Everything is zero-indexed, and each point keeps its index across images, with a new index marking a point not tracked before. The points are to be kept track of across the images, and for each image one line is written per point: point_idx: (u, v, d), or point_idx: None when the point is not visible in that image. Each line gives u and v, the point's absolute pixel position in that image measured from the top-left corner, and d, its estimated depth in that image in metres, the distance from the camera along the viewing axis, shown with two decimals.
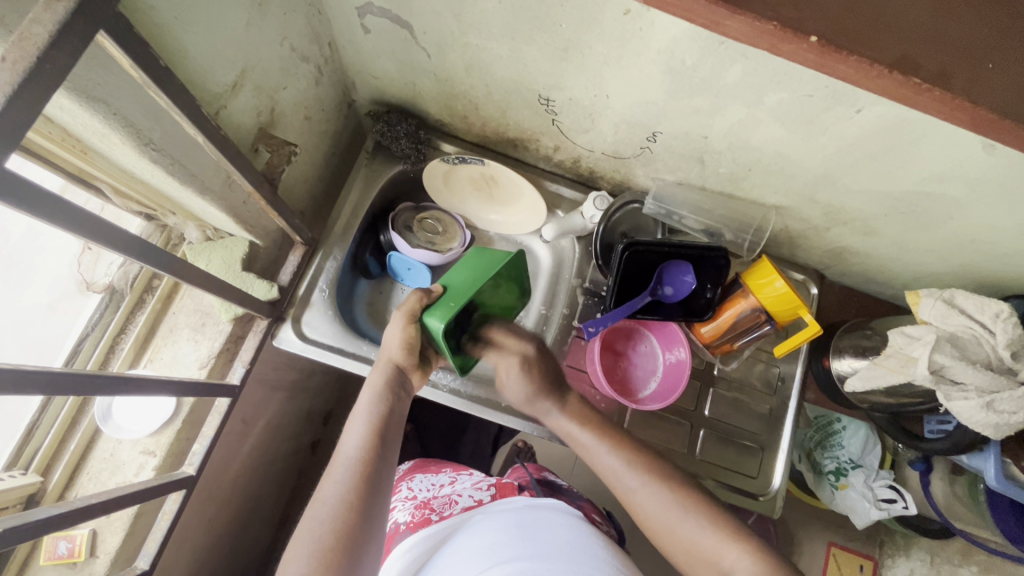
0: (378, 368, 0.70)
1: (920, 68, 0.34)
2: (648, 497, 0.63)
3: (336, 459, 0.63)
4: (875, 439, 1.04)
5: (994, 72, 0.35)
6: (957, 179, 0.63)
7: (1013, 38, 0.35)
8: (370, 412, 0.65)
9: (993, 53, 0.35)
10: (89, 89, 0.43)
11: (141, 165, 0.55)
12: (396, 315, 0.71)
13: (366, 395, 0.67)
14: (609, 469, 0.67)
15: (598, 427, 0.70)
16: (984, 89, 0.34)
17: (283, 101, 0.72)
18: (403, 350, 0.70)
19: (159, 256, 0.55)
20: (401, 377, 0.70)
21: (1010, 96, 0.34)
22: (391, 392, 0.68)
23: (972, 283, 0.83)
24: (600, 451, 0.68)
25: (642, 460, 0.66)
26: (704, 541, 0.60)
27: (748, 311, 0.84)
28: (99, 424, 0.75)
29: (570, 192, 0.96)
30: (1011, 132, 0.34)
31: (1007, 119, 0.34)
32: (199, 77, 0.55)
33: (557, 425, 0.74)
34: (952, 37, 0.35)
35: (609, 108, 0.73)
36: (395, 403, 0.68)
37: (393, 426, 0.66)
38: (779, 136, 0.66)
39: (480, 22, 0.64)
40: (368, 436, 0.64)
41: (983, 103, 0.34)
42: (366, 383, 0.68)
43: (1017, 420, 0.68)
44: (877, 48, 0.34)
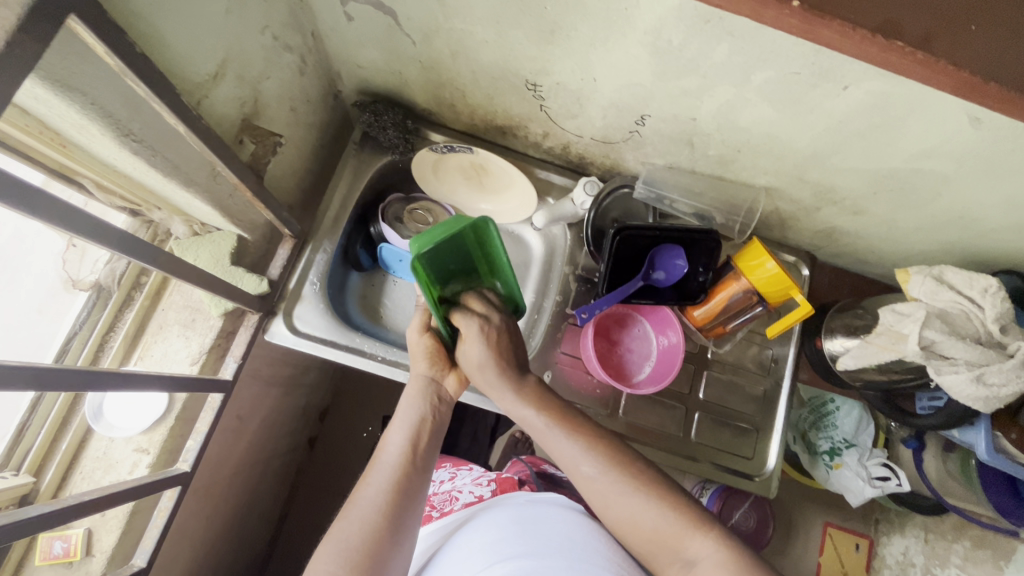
0: (417, 376, 0.73)
1: (903, 31, 0.34)
2: (607, 486, 0.63)
3: (375, 464, 0.65)
4: (868, 418, 1.05)
5: (977, 33, 0.34)
6: (944, 154, 0.63)
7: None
8: (410, 420, 0.68)
9: (976, 15, 0.34)
10: (63, 76, 0.42)
11: (123, 158, 0.54)
12: (412, 330, 0.75)
13: (403, 405, 0.70)
14: (567, 457, 0.65)
15: (555, 413, 0.68)
16: (965, 53, 0.34)
17: (266, 91, 0.71)
18: (429, 360, 0.73)
19: (146, 250, 0.54)
20: (433, 385, 0.73)
21: (993, 58, 0.34)
22: (428, 401, 0.71)
23: (961, 260, 0.83)
24: (555, 436, 0.67)
25: (599, 447, 0.65)
26: (664, 529, 0.60)
27: (740, 293, 0.84)
28: (91, 423, 0.75)
29: (560, 179, 0.95)
30: (996, 96, 0.34)
31: (989, 82, 0.34)
32: (179, 66, 0.54)
33: (512, 408, 0.70)
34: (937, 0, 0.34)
35: (597, 92, 0.72)
36: (431, 411, 0.70)
37: (428, 434, 0.69)
38: (767, 115, 0.66)
39: (464, 6, 0.63)
40: (408, 443, 0.66)
41: (965, 66, 0.34)
42: (404, 394, 0.71)
43: (1007, 392, 0.69)
44: (859, 12, 0.34)
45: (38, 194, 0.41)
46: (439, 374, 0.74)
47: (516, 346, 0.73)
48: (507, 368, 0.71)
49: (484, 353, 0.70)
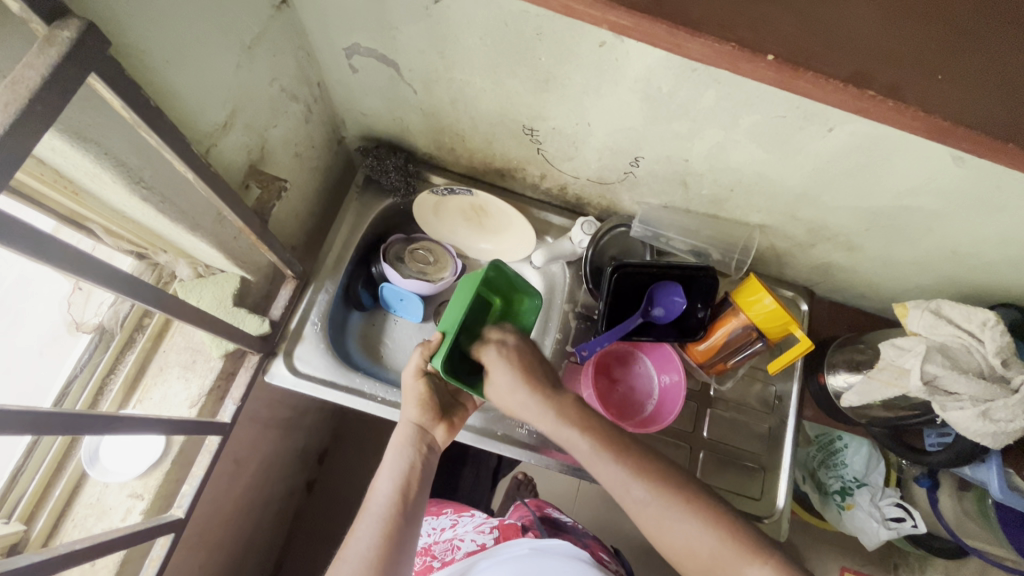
0: (405, 425, 0.73)
1: (877, 82, 0.32)
2: (659, 510, 0.61)
3: (363, 514, 0.65)
4: (878, 456, 1.01)
5: (949, 83, 0.32)
6: (931, 192, 0.65)
7: (967, 51, 0.33)
8: (398, 468, 0.68)
9: (948, 65, 0.32)
10: (79, 128, 0.44)
11: (132, 204, 0.56)
12: (407, 374, 0.74)
13: (390, 453, 0.70)
14: (615, 481, 0.64)
15: (598, 435, 0.67)
16: (944, 100, 0.32)
17: (273, 138, 0.74)
18: (419, 407, 0.73)
19: (150, 292, 0.55)
20: (423, 434, 0.72)
21: (974, 105, 0.32)
22: (417, 449, 0.70)
23: (958, 293, 0.84)
24: (604, 461, 0.65)
25: (650, 471, 0.64)
26: (722, 555, 0.58)
27: (740, 329, 0.84)
28: (86, 468, 0.74)
29: (559, 218, 0.97)
30: (978, 142, 0.32)
31: (971, 129, 0.31)
32: (190, 117, 0.56)
33: (554, 432, 0.70)
34: (906, 50, 0.32)
35: (592, 136, 0.75)
36: (419, 460, 0.70)
37: (416, 483, 0.68)
38: (757, 155, 0.68)
39: (463, 57, 0.67)
40: (396, 492, 0.66)
41: (944, 113, 0.31)
42: (391, 441, 0.71)
43: (1014, 428, 0.69)
44: (832, 63, 0.32)
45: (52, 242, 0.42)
46: (429, 424, 0.73)
47: (541, 361, 0.75)
48: (539, 384, 0.71)
49: (513, 377, 0.71)
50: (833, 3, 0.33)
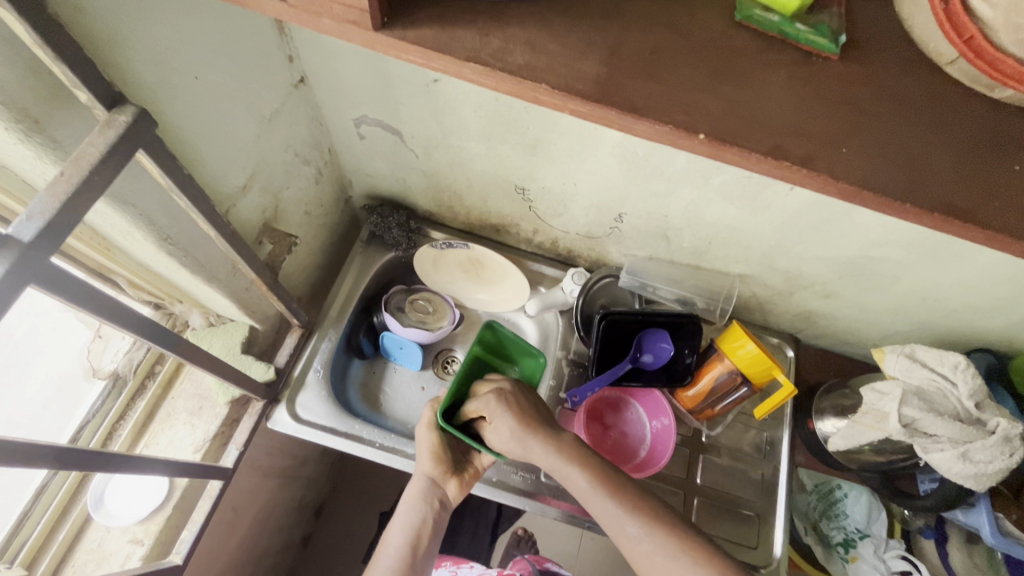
0: (418, 477, 0.77)
1: (789, 153, 0.37)
2: (652, 548, 0.63)
3: (375, 565, 0.72)
4: (878, 504, 0.99)
5: (849, 154, 0.37)
6: (889, 243, 0.70)
7: (862, 130, 0.38)
8: (408, 523, 0.74)
9: (846, 140, 0.38)
10: (121, 193, 0.50)
11: (158, 258, 0.62)
12: (420, 427, 0.78)
13: (404, 506, 0.75)
14: (611, 518, 0.66)
15: (597, 471, 0.69)
16: (846, 166, 0.37)
17: (287, 198, 0.81)
18: (433, 460, 0.76)
19: (168, 339, 0.60)
20: (435, 489, 0.76)
21: (873, 170, 0.37)
22: (427, 504, 0.74)
23: (934, 339, 0.87)
24: (599, 497, 0.67)
25: (645, 509, 0.66)
26: None
27: (726, 374, 0.87)
28: (90, 511, 0.75)
29: (552, 269, 1.02)
30: (874, 201, 0.37)
31: (868, 190, 0.36)
32: (214, 182, 0.63)
33: (551, 466, 0.71)
34: (814, 128, 0.38)
35: (578, 195, 0.82)
36: (431, 515, 0.74)
37: (426, 536, 0.74)
38: (729, 212, 0.75)
39: (460, 127, 0.75)
40: (405, 548, 0.72)
41: (845, 178, 0.36)
42: (406, 492, 0.76)
43: (995, 469, 0.70)
44: (752, 138, 0.37)
45: (96, 295, 0.47)
46: (442, 477, 0.76)
47: (538, 408, 0.76)
48: (537, 431, 0.72)
49: (511, 421, 0.72)
50: (751, 88, 0.39)
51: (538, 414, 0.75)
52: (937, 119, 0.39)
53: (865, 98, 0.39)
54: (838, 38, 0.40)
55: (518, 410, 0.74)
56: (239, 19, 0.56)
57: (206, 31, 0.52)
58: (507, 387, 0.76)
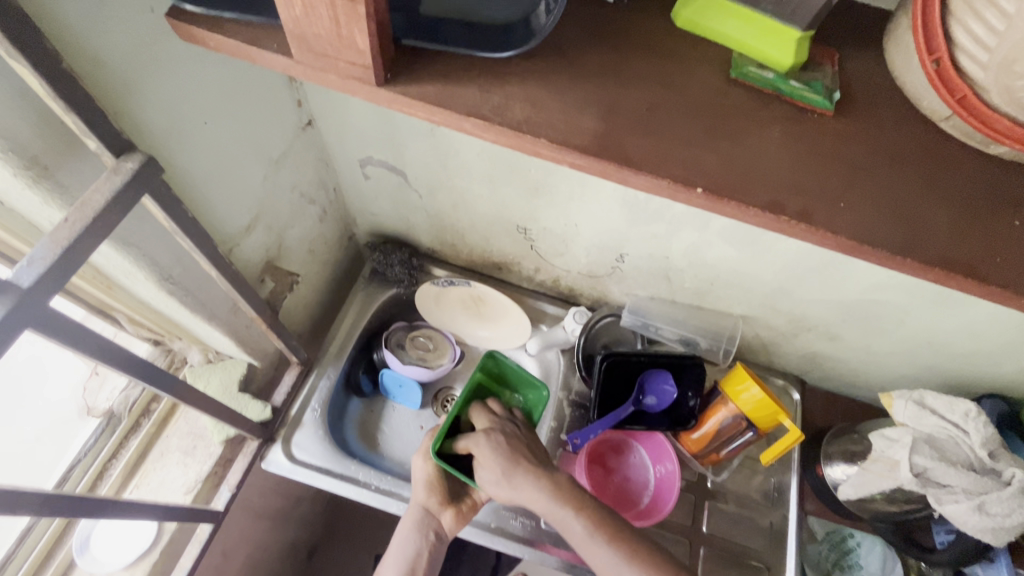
0: (413, 508, 0.76)
1: (786, 207, 0.37)
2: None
3: None
4: (892, 556, 0.92)
5: (847, 209, 0.37)
6: (892, 287, 0.70)
7: (859, 184, 0.38)
8: (402, 555, 0.72)
9: (843, 194, 0.38)
10: (126, 234, 0.51)
11: (159, 297, 0.62)
12: (416, 457, 0.77)
13: (399, 537, 0.73)
14: (609, 569, 0.63)
15: (594, 517, 0.66)
16: (845, 221, 0.37)
17: (291, 237, 0.81)
18: (428, 491, 0.75)
19: (164, 378, 0.59)
20: (430, 519, 0.74)
21: (871, 225, 0.37)
22: (422, 535, 0.73)
23: (943, 384, 0.86)
24: (597, 545, 0.65)
25: (644, 557, 0.63)
26: None
27: (730, 418, 0.85)
28: (75, 556, 0.73)
29: (553, 308, 1.01)
30: (875, 255, 0.36)
31: (866, 244, 0.36)
32: (219, 222, 0.64)
33: (548, 512, 0.68)
34: (808, 182, 0.38)
35: (579, 235, 0.82)
36: (426, 546, 0.73)
37: (422, 569, 0.72)
38: (729, 254, 0.75)
39: (463, 169, 0.76)
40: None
41: (842, 232, 0.36)
42: (401, 522, 0.75)
43: (1013, 523, 0.67)
44: (748, 192, 0.38)
45: (95, 337, 0.48)
46: (437, 508, 0.75)
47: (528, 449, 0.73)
48: (527, 473, 0.70)
49: (502, 467, 0.70)
50: (748, 143, 0.40)
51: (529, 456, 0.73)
52: (932, 174, 0.39)
53: (860, 153, 0.40)
54: (832, 95, 0.41)
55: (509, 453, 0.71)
56: (251, 68, 0.58)
57: (218, 80, 0.54)
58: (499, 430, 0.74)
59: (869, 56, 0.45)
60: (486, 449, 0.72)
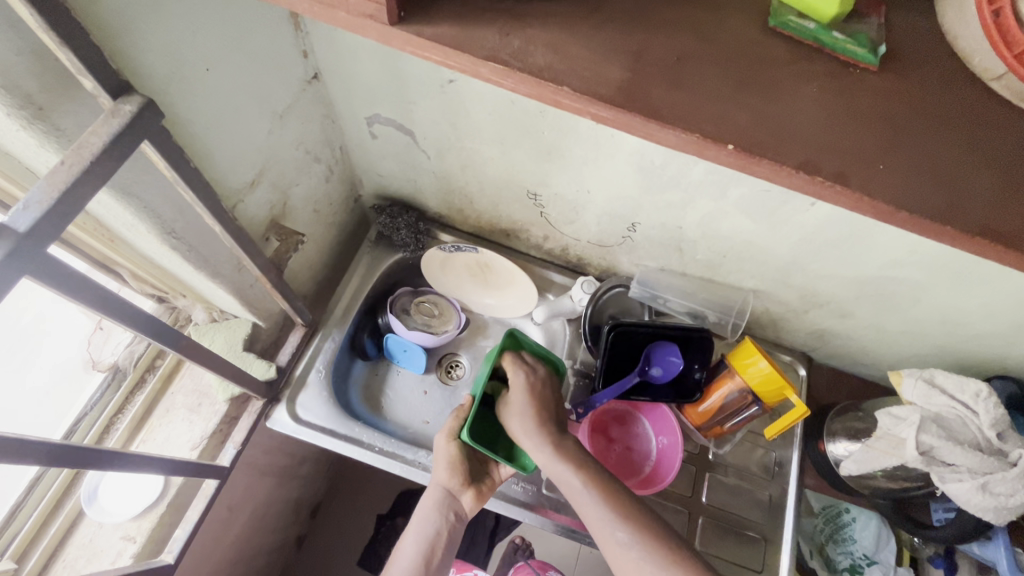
0: (433, 488, 0.75)
1: (821, 168, 0.35)
2: (642, 557, 0.61)
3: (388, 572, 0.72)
4: (888, 531, 0.95)
5: (886, 173, 0.35)
6: (912, 264, 0.68)
7: (899, 146, 0.36)
8: (421, 534, 0.73)
9: (883, 156, 0.36)
10: (125, 184, 0.49)
11: (161, 252, 0.61)
12: (440, 438, 0.75)
13: (419, 516, 0.74)
14: (600, 524, 0.64)
15: (590, 475, 0.67)
16: (883, 185, 0.35)
17: (295, 196, 0.79)
18: (449, 472, 0.74)
19: (168, 334, 0.59)
20: (451, 500, 0.74)
21: (913, 190, 0.35)
22: (442, 516, 0.73)
23: (953, 365, 0.85)
24: (590, 499, 0.66)
25: (636, 517, 0.64)
26: None
27: (736, 392, 0.84)
28: (83, 506, 0.74)
29: (560, 277, 1.00)
30: (913, 222, 0.34)
31: (904, 211, 0.34)
32: (222, 176, 0.62)
33: (547, 465, 0.70)
34: (846, 143, 0.36)
35: (591, 202, 0.80)
36: (446, 527, 0.73)
37: (440, 548, 0.73)
38: (745, 226, 0.73)
39: (474, 130, 0.73)
40: (419, 557, 0.72)
41: (880, 197, 0.34)
42: (422, 500, 0.75)
43: (1016, 503, 0.68)
44: (782, 151, 0.35)
45: (96, 288, 0.47)
46: (458, 489, 0.74)
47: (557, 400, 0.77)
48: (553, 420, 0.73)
49: (530, 402, 0.74)
50: (782, 100, 0.37)
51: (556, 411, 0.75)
52: (978, 138, 0.37)
53: (901, 113, 0.37)
54: (878, 49, 0.39)
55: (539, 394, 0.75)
56: (254, 13, 0.55)
57: (220, 24, 0.51)
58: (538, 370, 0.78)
59: (914, 13, 0.42)
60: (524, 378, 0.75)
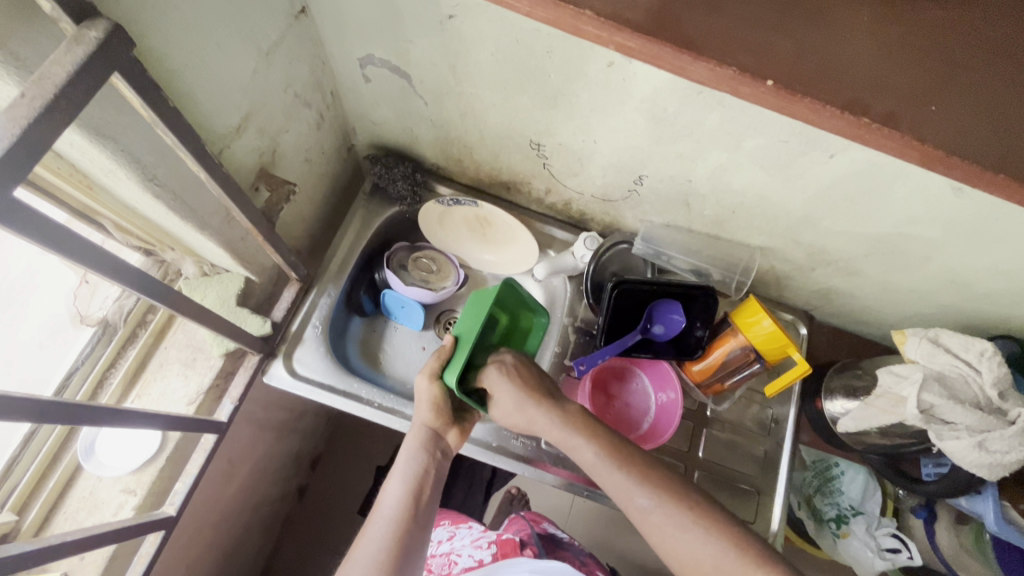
0: (414, 431, 0.72)
1: (867, 108, 0.33)
2: (664, 520, 0.61)
3: (372, 518, 0.66)
4: (875, 484, 0.97)
5: (937, 114, 0.34)
6: (929, 222, 0.66)
7: (951, 84, 0.34)
8: (407, 473, 0.68)
9: (934, 95, 0.34)
10: (98, 124, 0.45)
11: (143, 201, 0.57)
12: (420, 376, 0.74)
13: (404, 457, 0.69)
14: (620, 489, 0.65)
15: (606, 442, 0.68)
16: (931, 127, 0.33)
17: (285, 143, 0.75)
18: (432, 412, 0.73)
19: (157, 288, 0.56)
20: (436, 439, 0.72)
21: (963, 134, 0.33)
22: (428, 454, 0.70)
23: (957, 325, 0.84)
24: (608, 470, 0.66)
25: (654, 480, 0.64)
26: (726, 567, 0.57)
27: (738, 350, 0.84)
28: (81, 461, 0.74)
29: (562, 233, 0.98)
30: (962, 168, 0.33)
31: (954, 155, 0.33)
32: (206, 119, 0.58)
33: (561, 440, 0.70)
34: (894, 80, 0.34)
35: (597, 153, 0.76)
36: (432, 465, 0.70)
37: (428, 488, 0.69)
38: (758, 178, 0.69)
39: (475, 72, 0.68)
40: (406, 496, 0.67)
41: (929, 140, 0.33)
42: (404, 443, 0.71)
43: (1010, 459, 0.69)
44: (826, 90, 0.34)
45: (74, 237, 0.43)
46: (441, 429, 0.74)
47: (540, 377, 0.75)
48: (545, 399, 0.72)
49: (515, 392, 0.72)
50: (829, 33, 0.35)
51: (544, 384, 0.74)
52: None
53: (957, 48, 0.35)
54: None
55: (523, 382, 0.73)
56: None
57: None
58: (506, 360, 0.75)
59: None
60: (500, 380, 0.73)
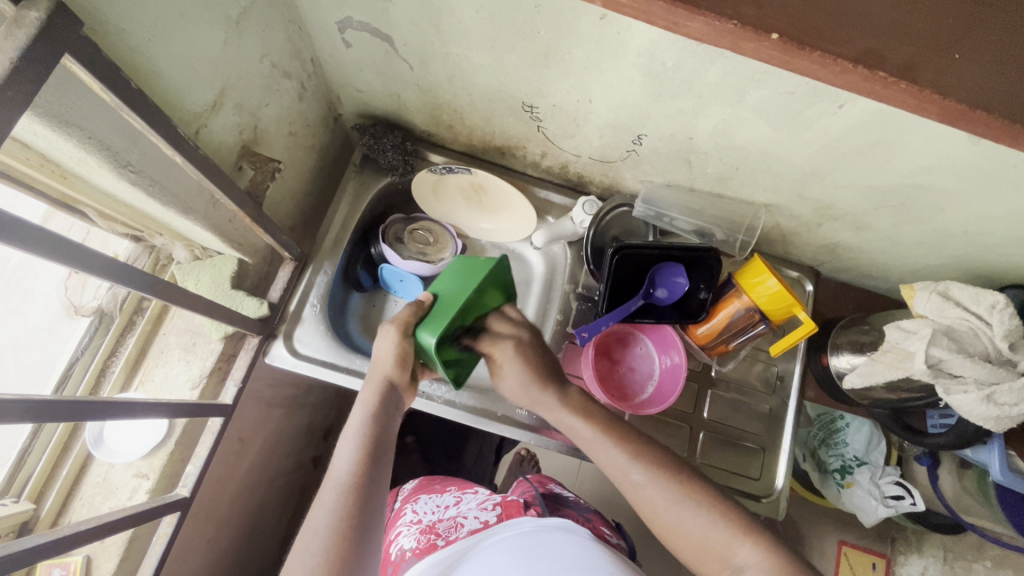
0: (370, 387, 0.67)
1: (885, 61, 0.32)
2: (655, 494, 0.62)
3: (326, 482, 0.60)
4: (880, 436, 0.97)
5: (962, 62, 0.32)
6: (943, 171, 0.62)
7: (983, 27, 0.33)
8: (361, 432, 0.63)
9: (959, 43, 0.32)
10: (59, 112, 0.43)
11: (121, 189, 0.56)
12: (388, 329, 0.69)
13: (357, 415, 0.64)
14: (614, 465, 0.66)
15: (601, 421, 0.69)
16: (954, 80, 0.32)
17: (266, 118, 0.72)
18: (395, 364, 0.68)
19: (146, 278, 0.55)
20: (394, 394, 0.68)
21: (985, 85, 0.32)
22: (384, 410, 0.65)
23: (970, 275, 0.82)
24: (606, 445, 0.67)
25: (649, 457, 0.65)
26: (713, 537, 0.59)
27: (742, 311, 0.82)
28: (92, 450, 0.75)
29: (560, 197, 0.95)
30: (986, 123, 0.32)
31: (976, 109, 0.32)
32: (176, 97, 0.55)
33: (557, 419, 0.71)
34: (916, 27, 0.33)
35: (593, 113, 0.72)
36: (388, 420, 0.65)
37: (384, 445, 0.64)
38: (762, 133, 0.66)
39: (459, 32, 0.64)
40: (360, 455, 0.61)
41: (952, 94, 0.32)
42: (358, 401, 0.66)
43: (1018, 412, 0.68)
44: (840, 41, 0.32)
45: (47, 234, 0.42)
46: (399, 382, 0.68)
47: (550, 356, 0.74)
48: (557, 384, 0.71)
49: (524, 372, 0.71)
50: None
51: (552, 362, 0.73)
52: None
53: None
54: None
55: (531, 361, 0.72)
56: None
57: None
58: (523, 335, 0.74)
59: None
60: (507, 344, 0.72)
